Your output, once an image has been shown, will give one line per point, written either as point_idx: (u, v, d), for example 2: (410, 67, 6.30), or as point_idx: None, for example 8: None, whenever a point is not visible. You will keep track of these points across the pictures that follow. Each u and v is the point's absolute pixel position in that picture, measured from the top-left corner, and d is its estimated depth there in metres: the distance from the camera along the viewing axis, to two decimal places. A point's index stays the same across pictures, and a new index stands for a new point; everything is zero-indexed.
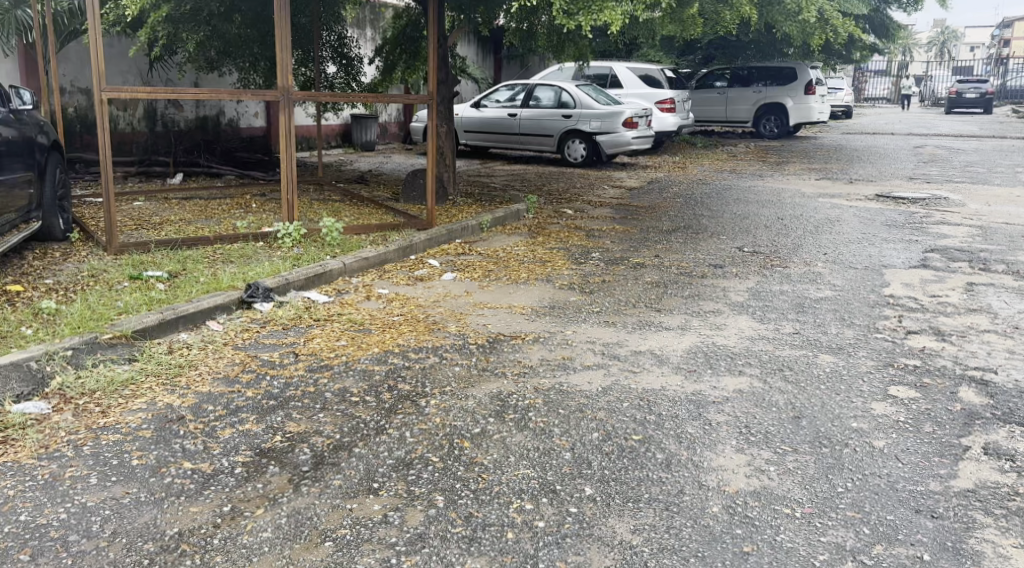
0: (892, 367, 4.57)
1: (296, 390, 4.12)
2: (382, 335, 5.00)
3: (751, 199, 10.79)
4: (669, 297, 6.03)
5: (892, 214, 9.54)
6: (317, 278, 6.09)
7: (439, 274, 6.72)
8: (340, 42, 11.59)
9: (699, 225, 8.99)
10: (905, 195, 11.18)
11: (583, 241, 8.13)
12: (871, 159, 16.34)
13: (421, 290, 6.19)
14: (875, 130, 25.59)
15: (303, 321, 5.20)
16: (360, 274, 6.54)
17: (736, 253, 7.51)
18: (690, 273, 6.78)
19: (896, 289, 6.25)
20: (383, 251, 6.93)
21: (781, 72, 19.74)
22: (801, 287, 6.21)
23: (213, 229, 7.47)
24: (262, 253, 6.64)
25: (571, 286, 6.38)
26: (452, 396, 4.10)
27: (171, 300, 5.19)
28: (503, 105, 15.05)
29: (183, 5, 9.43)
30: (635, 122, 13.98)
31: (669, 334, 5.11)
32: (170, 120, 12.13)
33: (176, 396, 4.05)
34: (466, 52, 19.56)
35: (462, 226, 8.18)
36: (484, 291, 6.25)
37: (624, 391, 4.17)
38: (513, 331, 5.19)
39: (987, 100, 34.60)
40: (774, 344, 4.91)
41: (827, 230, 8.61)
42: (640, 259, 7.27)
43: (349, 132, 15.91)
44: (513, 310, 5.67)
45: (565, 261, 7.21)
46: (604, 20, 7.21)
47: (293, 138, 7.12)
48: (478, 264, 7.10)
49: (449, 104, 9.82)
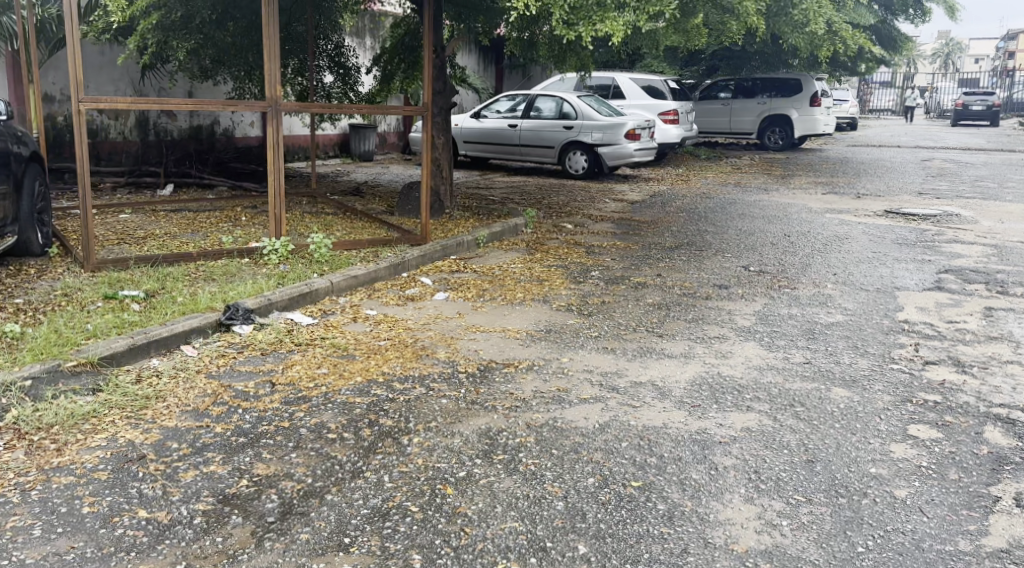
0: (910, 403, 4.26)
1: (269, 426, 3.83)
2: (366, 362, 4.70)
3: (757, 215, 10.49)
4: (671, 320, 5.72)
5: (903, 232, 9.24)
6: (302, 298, 5.81)
7: (431, 294, 6.43)
8: (337, 51, 11.28)
9: (703, 242, 8.69)
10: (914, 211, 10.90)
11: (582, 258, 7.84)
12: (878, 173, 16.05)
13: (412, 311, 5.90)
14: (881, 142, 25.35)
15: (283, 346, 4.91)
16: (348, 293, 6.26)
17: (742, 272, 7.22)
18: (693, 294, 6.48)
19: (911, 314, 5.95)
20: (373, 268, 6.64)
21: (786, 83, 19.49)
22: (811, 311, 5.92)
23: (197, 244, 7.19)
24: (246, 271, 6.36)
25: (569, 308, 6.09)
26: (437, 433, 3.80)
27: (145, 323, 4.91)
28: (504, 116, 14.79)
29: (174, 12, 9.17)
30: (637, 134, 13.71)
31: (672, 363, 4.81)
32: (162, 129, 11.87)
33: (139, 432, 3.75)
34: (467, 61, 19.34)
35: (457, 242, 7.90)
36: (478, 312, 5.96)
37: (623, 428, 3.86)
38: (506, 358, 4.90)
39: (994, 112, 34.34)
40: (784, 376, 4.61)
41: (836, 248, 8.32)
42: (641, 278, 6.98)
43: (347, 141, 15.66)
44: (507, 334, 5.37)
45: (564, 280, 6.92)
46: (605, 31, 6.93)
47: (280, 150, 6.84)
48: (473, 282, 6.82)
49: (445, 116, 9.53)
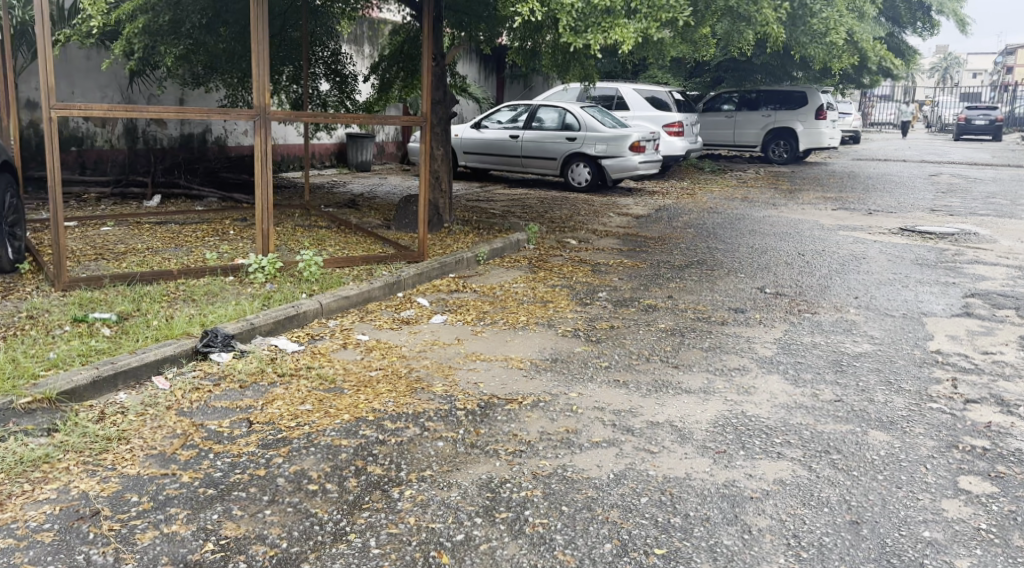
0: (956, 450, 3.83)
1: (242, 475, 3.42)
2: (355, 397, 4.27)
3: (768, 231, 10.10)
4: (686, 349, 5.30)
5: (922, 251, 8.85)
6: (289, 322, 5.39)
7: (428, 316, 6.01)
8: (335, 58, 10.90)
9: (714, 260, 8.29)
10: (930, 229, 10.50)
11: (588, 277, 7.44)
12: (887, 188, 15.68)
13: (406, 337, 5.47)
14: (887, 156, 25.02)
15: (264, 377, 4.49)
16: (338, 316, 5.83)
17: (757, 295, 6.80)
18: (707, 318, 6.06)
19: (942, 343, 5.54)
20: (366, 288, 6.22)
21: (792, 95, 19.14)
22: (836, 340, 5.51)
23: (180, 261, 6.78)
24: (230, 290, 5.95)
25: (575, 333, 5.67)
26: (432, 484, 3.37)
27: (113, 351, 4.51)
28: (505, 126, 14.39)
29: (161, 15, 8.80)
30: (641, 146, 13.35)
31: (690, 399, 4.39)
32: (152, 138, 11.48)
33: (95, 481, 3.34)
34: (467, 70, 18.98)
35: (456, 259, 7.49)
36: (478, 337, 5.53)
37: (641, 480, 3.43)
38: (509, 392, 4.46)
39: (996, 127, 34.05)
40: (815, 416, 4.19)
41: (854, 268, 7.92)
42: (651, 301, 6.57)
43: (343, 151, 15.28)
44: (510, 364, 4.94)
45: (569, 302, 6.51)
46: (614, 39, 6.55)
47: (269, 161, 6.42)
48: (472, 303, 6.40)
49: (445, 126, 9.14)
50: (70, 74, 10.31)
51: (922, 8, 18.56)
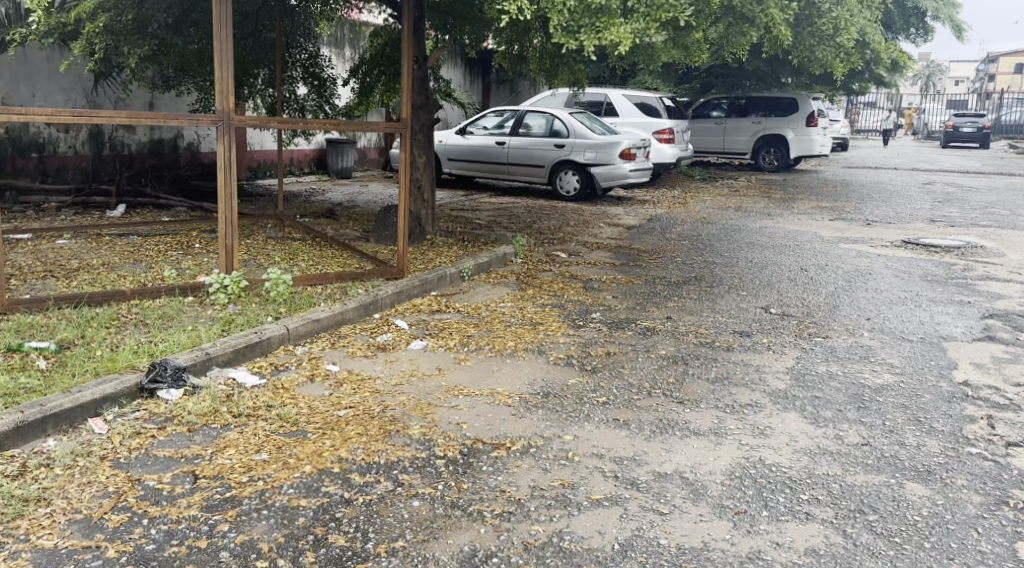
0: (1007, 507, 3.36)
1: (180, 548, 2.90)
2: (320, 443, 3.74)
3: (766, 244, 9.65)
4: (691, 380, 4.81)
5: (929, 266, 8.41)
6: (251, 350, 4.86)
7: (406, 341, 5.48)
8: (313, 61, 10.37)
9: (713, 275, 7.82)
10: (934, 241, 10.08)
11: (580, 295, 6.94)
12: (883, 198, 15.29)
13: (382, 366, 4.93)
14: (878, 164, 24.74)
15: (217, 419, 3.97)
16: (307, 341, 5.30)
17: (762, 316, 6.32)
18: (711, 343, 5.57)
19: (968, 373, 5.08)
20: (339, 310, 5.68)
21: (782, 102, 18.76)
22: (854, 370, 5.04)
23: (136, 279, 6.23)
24: (188, 315, 5.42)
25: (568, 361, 5.15)
26: (404, 561, 2.86)
27: (47, 389, 3.97)
28: (490, 132, 13.87)
29: (124, 13, 8.25)
30: (632, 154, 12.92)
31: (700, 444, 3.89)
32: (119, 143, 10.88)
33: (1, 558, 2.80)
34: (452, 74, 18.49)
35: (438, 276, 6.97)
36: (461, 366, 5.01)
37: (652, 552, 2.94)
38: (496, 434, 3.94)
39: (984, 134, 33.85)
40: (844, 465, 3.71)
41: (861, 285, 7.48)
42: (649, 322, 6.09)
43: (323, 157, 14.76)
44: (496, 399, 4.42)
45: (561, 324, 6.01)
46: (610, 39, 6.06)
47: (233, 172, 5.88)
48: (455, 326, 5.87)
49: (428, 132, 8.61)
50: (30, 76, 9.71)
51: (917, 15, 18.17)
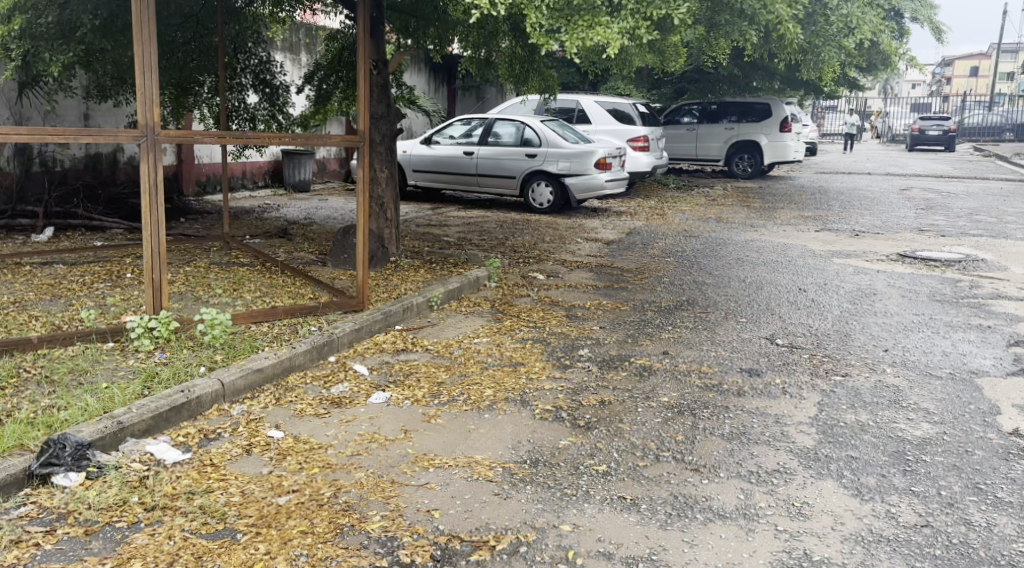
0: None
1: None
2: (252, 549, 2.94)
3: (756, 260, 8.99)
4: (703, 438, 4.07)
5: (935, 284, 7.78)
6: (175, 414, 4.08)
7: (367, 392, 4.67)
8: (264, 67, 9.55)
9: (706, 299, 7.12)
10: (932, 254, 9.49)
11: (563, 327, 6.18)
12: (865, 205, 14.78)
13: (335, 429, 4.11)
14: (850, 169, 24.40)
15: (123, 516, 3.17)
16: (246, 395, 4.51)
17: (768, 349, 5.60)
18: (718, 385, 4.86)
19: (1016, 419, 4.39)
20: (286, 355, 4.87)
21: (755, 107, 18.26)
22: (887, 420, 4.35)
23: (49, 320, 5.40)
24: (107, 368, 4.61)
25: (556, 415, 4.39)
26: None
27: None
28: (458, 141, 13.09)
29: (46, 15, 7.39)
30: (608, 163, 12.25)
31: (728, 533, 3.15)
32: (51, 159, 9.90)
33: None
34: (415, 81, 17.70)
35: (403, 307, 6.18)
36: (432, 426, 4.21)
37: None
38: (476, 525, 3.17)
39: (950, 137, 33.73)
40: (908, 559, 3.01)
41: (867, 308, 6.82)
42: (643, 360, 5.37)
43: (279, 169, 13.90)
44: (475, 473, 3.64)
45: (545, 364, 5.24)
46: (596, 41, 5.33)
47: (159, 195, 5.04)
48: (423, 370, 5.07)
49: (390, 144, 7.82)
50: None
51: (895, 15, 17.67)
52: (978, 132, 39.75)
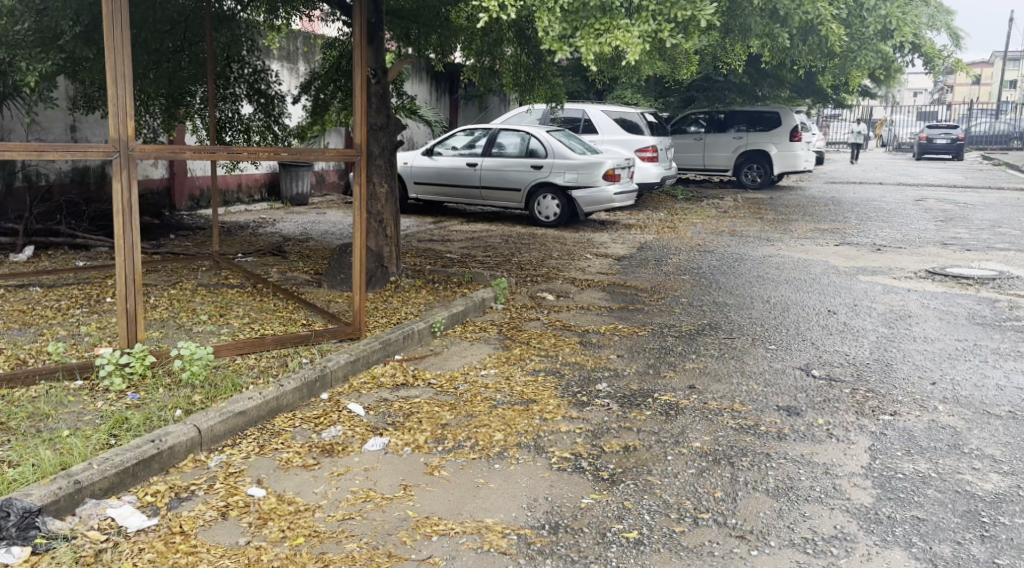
0: None
1: None
2: None
3: (778, 277, 8.49)
4: (745, 495, 3.57)
5: (973, 305, 7.27)
6: (144, 469, 3.60)
7: (362, 437, 4.16)
8: (258, 76, 9.07)
9: (729, 322, 6.63)
10: (963, 271, 8.97)
11: (577, 355, 5.68)
12: (882, 217, 14.28)
13: (325, 485, 3.61)
14: (861, 178, 23.91)
15: None
16: (227, 442, 4.02)
17: (804, 382, 5.10)
18: (753, 426, 4.36)
19: None
20: (273, 393, 4.38)
21: (763, 116, 17.76)
22: (951, 471, 3.84)
23: (15, 353, 4.93)
24: (72, 411, 4.13)
25: (576, 465, 3.88)
26: None
27: None
28: (460, 152, 12.61)
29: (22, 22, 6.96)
30: (616, 175, 11.78)
31: None
32: (35, 173, 9.47)
33: None
34: (416, 90, 17.27)
35: (403, 334, 5.69)
36: (435, 479, 3.71)
37: None
38: None
39: (959, 146, 33.20)
40: None
41: (904, 331, 6.32)
42: (667, 395, 4.87)
43: (275, 182, 13.44)
44: (484, 542, 3.14)
45: (560, 402, 4.73)
46: (612, 46, 4.86)
47: (134, 216, 4.55)
48: (425, 410, 4.56)
49: (389, 157, 7.33)
50: None
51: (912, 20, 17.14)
52: (986, 140, 39.22)
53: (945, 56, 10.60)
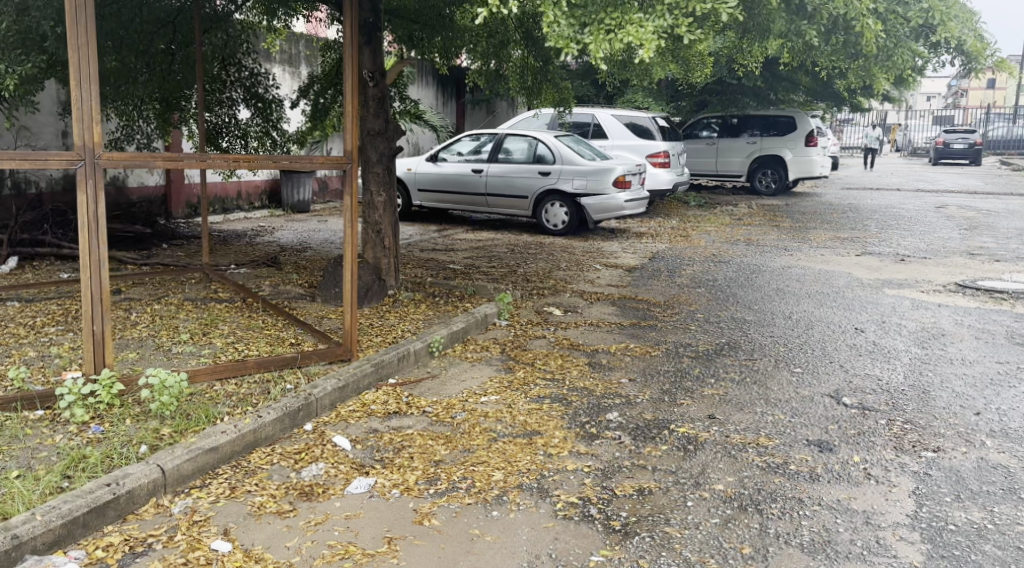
0: None
1: None
2: None
3: (799, 291, 8.04)
4: (777, 551, 3.14)
5: (1010, 322, 6.80)
6: (96, 517, 3.19)
7: (346, 476, 3.74)
8: (255, 80, 8.67)
9: (749, 341, 6.17)
10: (994, 284, 8.48)
11: (586, 379, 5.24)
12: (903, 225, 13.78)
13: (299, 538, 3.19)
14: (878, 184, 23.36)
15: None
16: (194, 483, 3.61)
17: (835, 412, 4.64)
18: (781, 465, 3.92)
19: None
20: (248, 426, 3.96)
21: (778, 120, 17.30)
22: (1010, 522, 3.38)
23: None
24: (26, 447, 3.73)
25: (584, 513, 3.45)
26: None
27: None
28: (466, 158, 12.19)
29: None
30: (627, 182, 11.34)
31: None
32: (24, 180, 9.14)
33: None
34: (421, 94, 16.90)
35: (399, 355, 5.28)
36: (422, 528, 3.30)
37: None
38: None
39: (977, 150, 32.54)
40: None
41: (939, 352, 5.86)
42: (684, 427, 4.43)
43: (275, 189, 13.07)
44: None
45: (567, 434, 4.30)
46: (627, 43, 4.43)
47: (101, 232, 4.16)
48: (418, 444, 4.13)
49: (388, 164, 6.91)
50: None
51: None
52: (1004, 144, 38.55)
53: (987, 57, 9.83)
